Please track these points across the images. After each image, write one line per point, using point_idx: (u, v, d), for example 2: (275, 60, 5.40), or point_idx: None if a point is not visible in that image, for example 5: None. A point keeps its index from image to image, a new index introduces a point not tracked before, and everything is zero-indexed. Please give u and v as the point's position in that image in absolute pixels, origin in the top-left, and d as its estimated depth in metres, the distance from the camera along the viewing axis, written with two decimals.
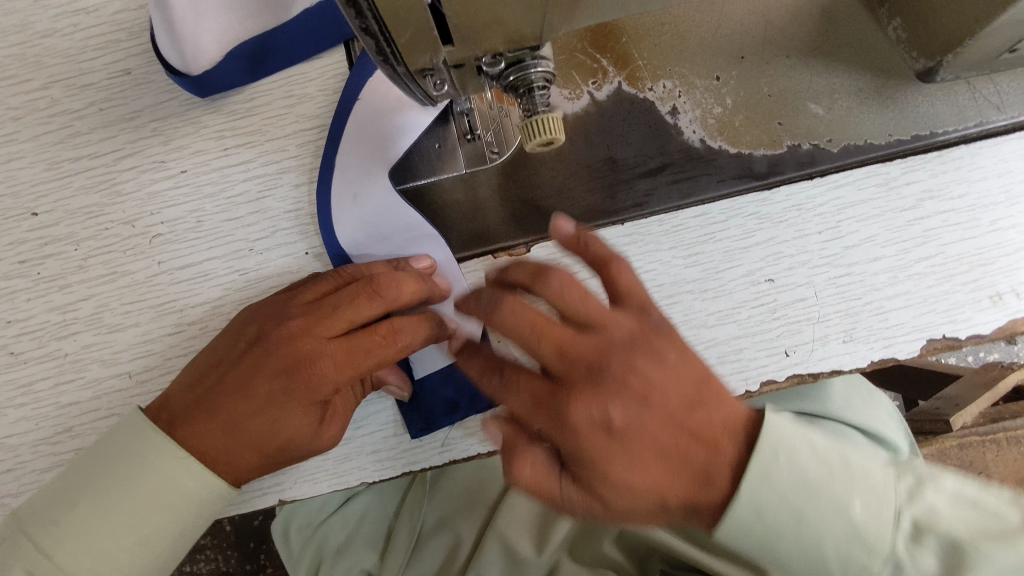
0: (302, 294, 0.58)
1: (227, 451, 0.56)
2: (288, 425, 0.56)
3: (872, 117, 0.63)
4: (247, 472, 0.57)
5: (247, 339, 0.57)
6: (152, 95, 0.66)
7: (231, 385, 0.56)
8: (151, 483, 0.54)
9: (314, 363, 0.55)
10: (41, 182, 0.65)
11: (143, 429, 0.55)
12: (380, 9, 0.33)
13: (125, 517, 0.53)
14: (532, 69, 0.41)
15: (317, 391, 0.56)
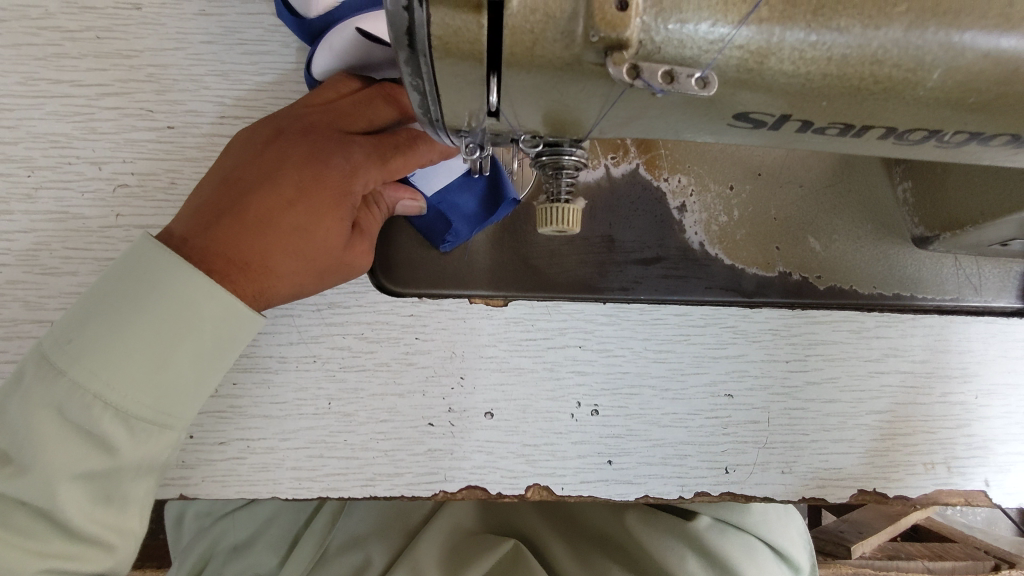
0: (310, 97, 0.53)
1: (254, 255, 0.49)
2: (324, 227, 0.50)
3: (862, 266, 0.65)
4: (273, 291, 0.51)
5: (261, 140, 0.52)
6: (157, 38, 0.61)
7: (254, 185, 0.50)
8: (179, 309, 0.46)
9: (344, 160, 0.50)
10: (10, 94, 0.60)
11: (157, 251, 0.46)
12: (438, 74, 0.31)
13: (142, 343, 0.45)
14: (566, 155, 0.40)
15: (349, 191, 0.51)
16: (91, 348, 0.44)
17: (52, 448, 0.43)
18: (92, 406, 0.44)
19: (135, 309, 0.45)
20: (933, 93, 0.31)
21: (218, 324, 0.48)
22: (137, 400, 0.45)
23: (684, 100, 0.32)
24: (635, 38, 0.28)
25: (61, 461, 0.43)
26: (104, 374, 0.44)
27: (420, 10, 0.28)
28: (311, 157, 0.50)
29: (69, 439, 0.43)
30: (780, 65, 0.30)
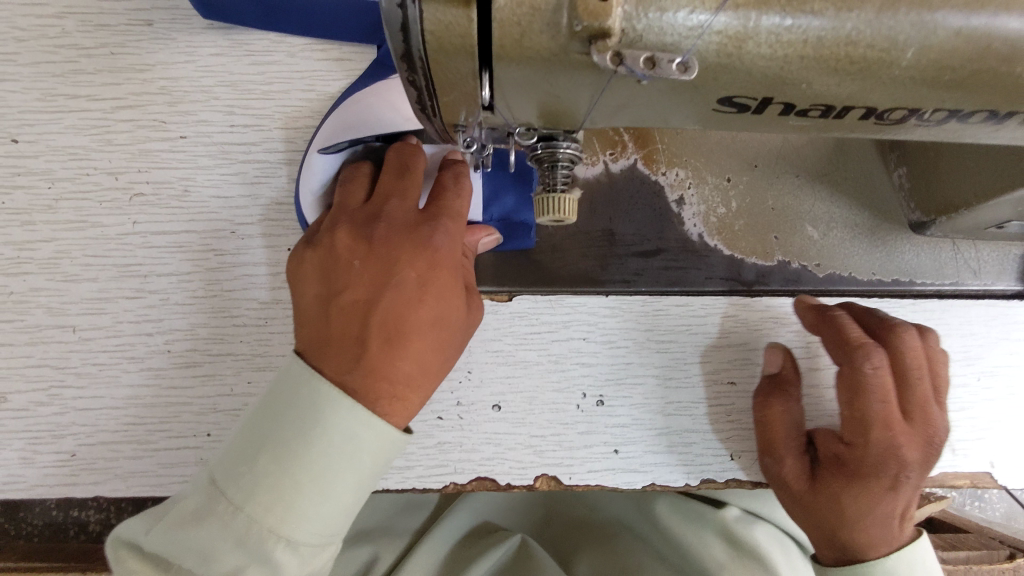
0: (348, 230, 0.52)
1: (333, 326, 0.48)
2: (394, 284, 0.49)
3: (860, 253, 0.66)
4: (383, 365, 0.47)
5: (319, 305, 0.50)
6: (169, 52, 0.64)
7: (317, 281, 0.51)
8: (318, 404, 0.44)
9: (394, 219, 0.52)
10: (30, 110, 0.63)
11: (245, 438, 0.45)
12: (432, 69, 0.33)
13: (290, 437, 0.44)
14: (561, 148, 0.42)
15: (412, 245, 0.51)
16: (253, 476, 0.43)
17: (224, 543, 0.42)
18: (268, 536, 0.42)
19: (292, 452, 0.43)
20: (909, 71, 0.32)
21: (369, 457, 0.45)
22: (315, 526, 0.44)
23: (667, 86, 0.33)
24: (618, 26, 0.30)
25: (221, 554, 0.42)
26: (270, 506, 0.43)
27: (414, 6, 0.30)
28: (364, 224, 0.51)
29: (186, 544, 0.43)
30: (758, 49, 0.31)
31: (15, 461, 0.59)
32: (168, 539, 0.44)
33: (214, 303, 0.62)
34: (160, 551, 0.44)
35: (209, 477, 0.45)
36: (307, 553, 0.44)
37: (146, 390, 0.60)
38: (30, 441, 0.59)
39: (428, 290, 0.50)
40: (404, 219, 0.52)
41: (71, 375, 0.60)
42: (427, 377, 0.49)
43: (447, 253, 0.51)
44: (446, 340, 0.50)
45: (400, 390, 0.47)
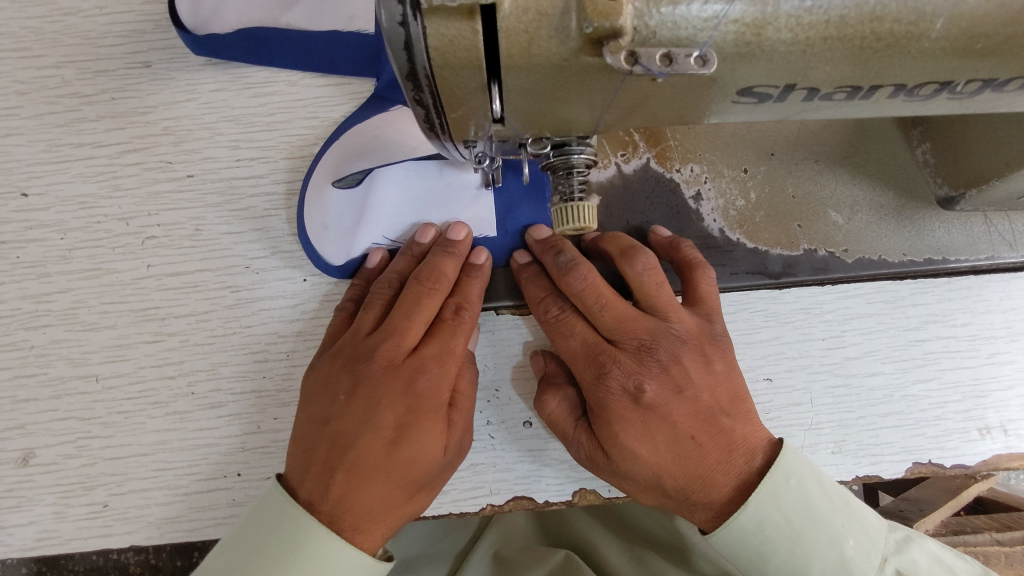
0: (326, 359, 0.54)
1: (314, 455, 0.50)
2: (373, 425, 0.50)
3: (888, 234, 0.64)
4: (349, 506, 0.48)
5: (302, 430, 0.52)
6: (170, 92, 0.64)
7: (311, 407, 0.52)
8: (293, 533, 0.46)
9: (356, 350, 0.53)
10: (37, 162, 0.62)
11: (226, 565, 0.46)
12: (439, 84, 0.32)
13: (267, 566, 0.45)
14: (575, 154, 0.41)
15: (372, 375, 0.51)
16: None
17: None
18: None
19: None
20: (939, 43, 0.31)
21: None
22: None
23: (685, 82, 0.32)
24: (630, 24, 0.29)
25: None
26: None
27: (416, 24, 0.28)
28: (355, 356, 0.53)
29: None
30: (778, 34, 0.30)
31: (49, 516, 0.59)
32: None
33: (234, 341, 0.61)
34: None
35: None
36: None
37: (173, 434, 0.60)
38: (62, 495, 0.59)
39: (407, 437, 0.50)
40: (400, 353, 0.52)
41: (98, 425, 0.60)
42: (400, 513, 0.50)
43: (403, 379, 0.51)
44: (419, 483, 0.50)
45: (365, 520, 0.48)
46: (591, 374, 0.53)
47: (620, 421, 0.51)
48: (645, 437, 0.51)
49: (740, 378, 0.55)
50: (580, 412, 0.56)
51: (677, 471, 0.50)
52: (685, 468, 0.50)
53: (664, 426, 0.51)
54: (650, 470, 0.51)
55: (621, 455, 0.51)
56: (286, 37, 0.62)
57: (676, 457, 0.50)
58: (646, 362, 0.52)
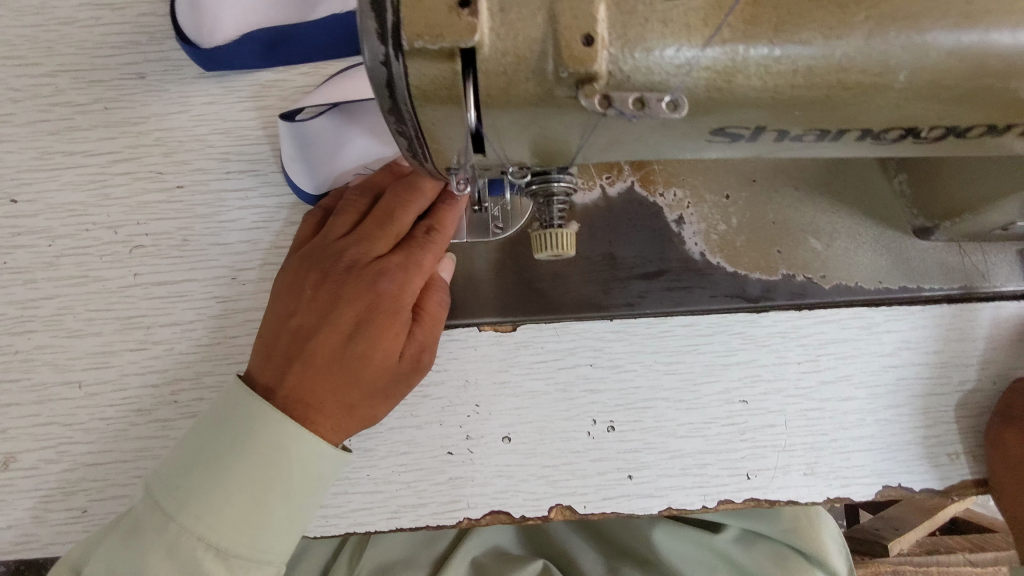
0: (298, 254, 0.57)
1: (276, 348, 0.53)
2: (332, 321, 0.52)
3: (865, 262, 0.65)
4: (304, 398, 0.51)
5: (271, 322, 0.55)
6: (162, 104, 0.64)
7: (279, 305, 0.55)
8: (244, 423, 0.49)
9: (322, 250, 0.55)
10: (27, 169, 0.63)
11: (188, 447, 0.50)
12: (421, 118, 0.33)
13: (221, 452, 0.49)
14: (556, 182, 0.42)
15: (336, 273, 0.54)
16: (188, 491, 0.48)
17: (157, 551, 0.46)
18: (199, 543, 0.47)
19: (224, 466, 0.48)
20: (903, 92, 0.32)
21: (295, 469, 0.50)
22: (239, 542, 0.48)
23: (659, 123, 0.33)
24: (605, 69, 0.30)
25: (157, 559, 0.46)
26: (204, 520, 0.47)
27: (399, 64, 0.29)
28: (323, 256, 0.55)
29: (123, 557, 0.47)
30: (748, 81, 0.31)
31: (28, 521, 0.59)
32: (108, 559, 0.48)
33: (219, 350, 0.61)
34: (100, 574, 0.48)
35: (155, 479, 0.50)
36: (239, 565, 0.48)
37: (155, 442, 0.60)
38: (42, 500, 0.59)
39: (361, 339, 0.52)
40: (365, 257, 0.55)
41: (80, 431, 0.60)
42: (355, 414, 0.53)
43: (363, 279, 0.53)
44: (370, 387, 0.52)
45: (318, 414, 0.51)
46: None
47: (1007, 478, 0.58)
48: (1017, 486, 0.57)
49: None
50: None
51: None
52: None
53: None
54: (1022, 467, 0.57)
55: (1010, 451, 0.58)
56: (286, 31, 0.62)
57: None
58: None
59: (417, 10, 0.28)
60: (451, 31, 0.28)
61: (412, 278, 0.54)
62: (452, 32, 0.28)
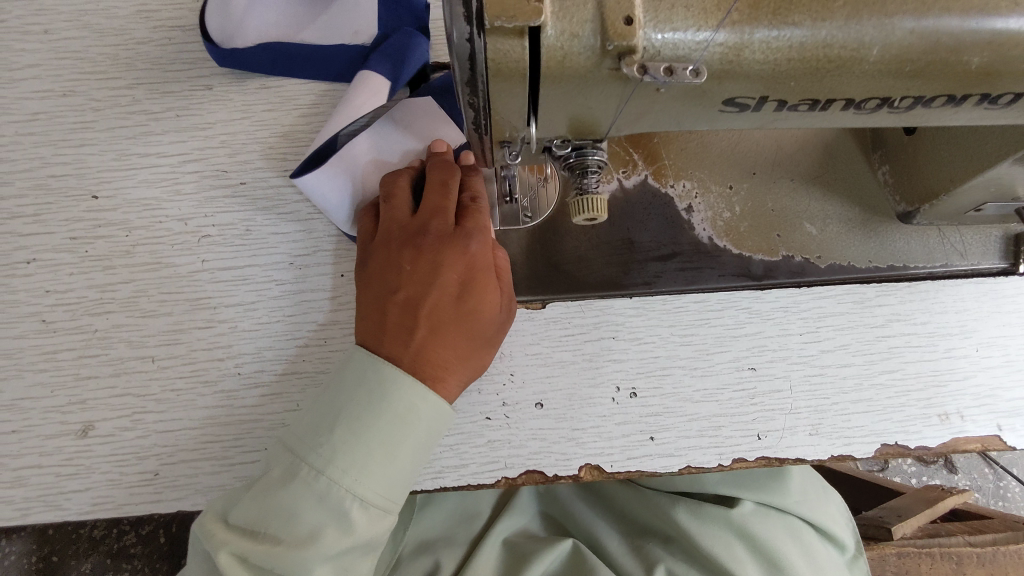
0: (379, 245, 0.63)
1: (386, 318, 0.59)
2: (440, 284, 0.59)
3: (855, 244, 0.73)
4: (428, 351, 0.58)
5: (369, 306, 0.61)
6: (227, 111, 0.72)
7: (368, 295, 0.61)
8: (380, 383, 0.55)
9: (408, 234, 0.62)
10: (107, 169, 0.70)
11: (323, 408, 0.55)
12: (489, 90, 0.40)
13: (363, 416, 0.54)
14: (591, 156, 0.50)
15: (434, 248, 0.61)
16: (335, 447, 0.53)
17: (307, 498, 0.51)
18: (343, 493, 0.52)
19: (369, 424, 0.54)
20: (876, 65, 0.40)
21: (422, 425, 0.56)
22: (379, 491, 0.53)
23: (682, 91, 0.41)
24: (640, 45, 0.38)
25: (304, 508, 0.51)
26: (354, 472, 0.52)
27: (479, 39, 0.37)
28: (408, 239, 0.62)
29: (275, 506, 0.51)
30: (753, 55, 0.39)
31: (104, 483, 0.65)
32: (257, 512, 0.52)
33: (278, 327, 0.68)
34: (248, 521, 0.52)
35: (296, 436, 0.55)
36: (375, 515, 0.53)
37: (220, 410, 0.66)
38: (117, 464, 0.65)
39: (469, 295, 0.60)
40: (446, 231, 0.62)
41: (152, 401, 0.66)
42: (472, 360, 0.60)
43: (461, 249, 0.61)
44: (478, 333, 0.60)
45: (447, 365, 0.58)
46: None
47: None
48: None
49: None
50: None
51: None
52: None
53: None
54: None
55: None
56: (307, 50, 0.71)
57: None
58: None
59: None
60: (521, 13, 0.35)
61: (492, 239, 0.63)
62: (523, 13, 0.35)
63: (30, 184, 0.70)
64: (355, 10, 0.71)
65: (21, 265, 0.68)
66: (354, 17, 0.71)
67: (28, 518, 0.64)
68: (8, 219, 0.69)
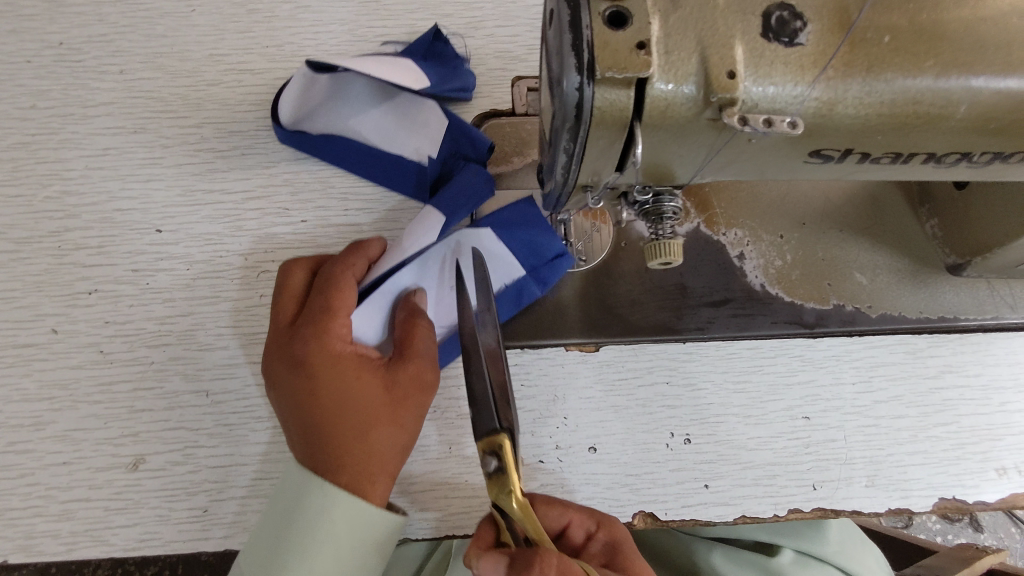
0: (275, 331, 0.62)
1: (340, 418, 0.58)
2: (314, 376, 0.58)
3: (905, 294, 0.73)
4: (343, 456, 0.57)
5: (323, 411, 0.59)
6: (292, 151, 0.74)
7: (283, 399, 0.60)
8: (304, 486, 0.56)
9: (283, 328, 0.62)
10: (172, 204, 0.72)
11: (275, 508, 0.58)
12: (588, 137, 0.41)
13: (290, 501, 0.56)
14: (667, 203, 0.51)
15: (319, 336, 0.59)
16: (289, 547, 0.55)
17: None
18: None
19: (312, 528, 0.55)
20: (962, 122, 0.42)
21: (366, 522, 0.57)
22: None
23: (774, 142, 0.42)
24: (741, 97, 0.39)
25: None
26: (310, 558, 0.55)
27: (588, 89, 0.38)
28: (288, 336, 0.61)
29: None
30: (846, 110, 0.41)
31: (152, 520, 0.63)
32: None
33: None
34: None
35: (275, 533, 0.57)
36: None
37: (274, 447, 0.66)
38: (166, 499, 0.64)
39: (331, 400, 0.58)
40: (325, 324, 0.60)
41: (206, 436, 0.66)
42: (382, 454, 0.58)
43: (331, 339, 0.59)
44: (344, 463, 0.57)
45: (361, 459, 0.57)
46: None
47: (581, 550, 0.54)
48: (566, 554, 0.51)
49: None
50: None
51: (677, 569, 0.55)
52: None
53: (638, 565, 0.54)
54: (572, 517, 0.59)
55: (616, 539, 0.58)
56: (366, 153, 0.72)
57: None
58: None
59: (607, 50, 0.38)
60: (631, 65, 0.38)
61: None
62: (632, 66, 0.38)
63: (97, 217, 0.71)
64: (423, 128, 0.71)
65: (82, 295, 0.69)
66: (417, 134, 0.71)
67: (73, 553, 0.62)
68: (72, 250, 0.70)
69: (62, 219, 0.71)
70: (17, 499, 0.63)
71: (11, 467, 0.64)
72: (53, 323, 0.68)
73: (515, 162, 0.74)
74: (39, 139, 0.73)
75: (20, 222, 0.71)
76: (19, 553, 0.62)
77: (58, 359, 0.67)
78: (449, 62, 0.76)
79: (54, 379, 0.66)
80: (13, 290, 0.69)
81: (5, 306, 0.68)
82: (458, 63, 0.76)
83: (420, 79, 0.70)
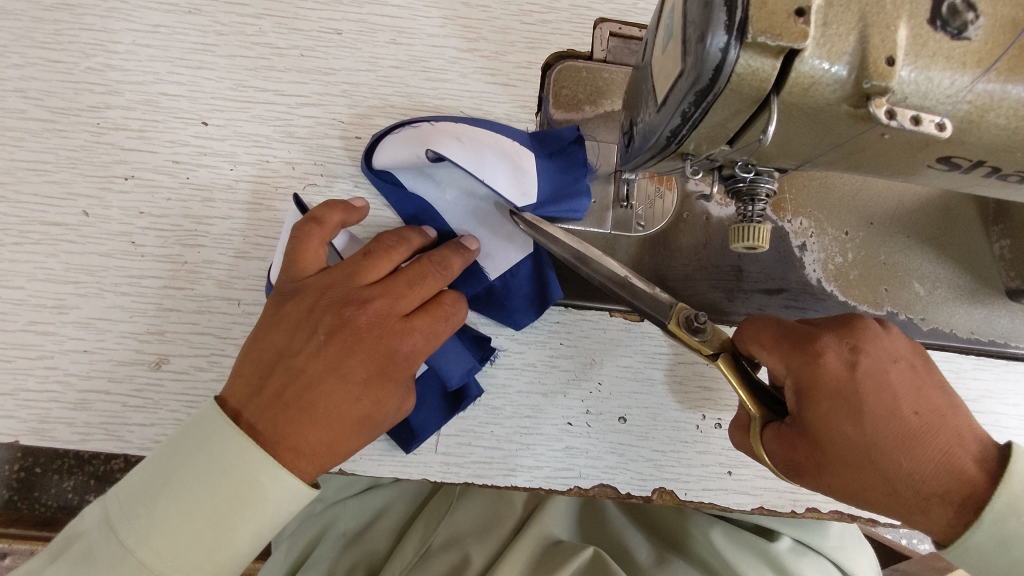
0: (294, 267, 0.56)
1: (291, 388, 0.51)
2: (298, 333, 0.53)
3: (961, 312, 0.71)
4: (290, 431, 0.50)
5: (288, 368, 0.52)
6: (354, 61, 0.70)
7: (284, 328, 0.54)
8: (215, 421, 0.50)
9: (301, 267, 0.56)
10: (221, 97, 0.68)
11: (180, 445, 0.49)
12: (716, 103, 0.38)
13: (197, 449, 0.49)
14: (763, 185, 0.48)
15: (325, 293, 0.54)
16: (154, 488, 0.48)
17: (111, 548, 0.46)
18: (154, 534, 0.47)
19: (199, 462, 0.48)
20: None
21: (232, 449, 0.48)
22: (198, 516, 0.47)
23: (909, 143, 0.39)
24: (895, 86, 0.36)
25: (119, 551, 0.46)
26: (150, 543, 0.46)
27: (734, 51, 0.35)
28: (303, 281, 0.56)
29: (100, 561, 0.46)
30: (997, 119, 0.37)
31: (171, 421, 0.62)
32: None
33: None
34: None
35: (165, 461, 0.49)
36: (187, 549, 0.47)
37: None
38: (186, 404, 0.63)
39: (300, 363, 0.52)
40: (392, 313, 0.54)
41: (232, 345, 0.64)
42: (320, 439, 0.51)
43: (334, 299, 0.54)
44: (282, 436, 0.50)
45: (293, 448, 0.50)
46: (851, 411, 0.51)
47: (811, 404, 0.52)
48: (844, 444, 0.51)
49: (881, 391, 0.52)
50: (841, 370, 0.52)
51: (963, 405, 0.54)
52: (968, 419, 0.53)
53: (888, 387, 0.52)
54: (770, 323, 0.57)
55: (861, 325, 0.55)
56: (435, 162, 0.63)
57: (897, 433, 0.51)
58: (881, 392, 0.52)
59: (764, 11, 0.34)
60: (788, 33, 0.34)
61: (429, 346, 0.55)
62: (789, 33, 0.34)
63: (140, 98, 0.67)
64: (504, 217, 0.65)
65: (118, 180, 0.65)
66: (498, 232, 0.65)
67: (86, 443, 0.61)
68: (112, 130, 0.66)
69: (104, 95, 0.67)
70: (34, 381, 0.62)
71: (29, 346, 0.62)
72: (85, 205, 0.65)
73: (587, 111, 0.70)
74: (86, 5, 0.68)
75: (57, 90, 0.66)
76: (31, 434, 0.61)
77: (87, 244, 0.64)
78: (574, 170, 0.64)
79: (80, 263, 0.64)
80: (46, 163, 0.65)
81: (36, 178, 0.65)
82: (581, 177, 0.64)
83: (528, 193, 0.63)
